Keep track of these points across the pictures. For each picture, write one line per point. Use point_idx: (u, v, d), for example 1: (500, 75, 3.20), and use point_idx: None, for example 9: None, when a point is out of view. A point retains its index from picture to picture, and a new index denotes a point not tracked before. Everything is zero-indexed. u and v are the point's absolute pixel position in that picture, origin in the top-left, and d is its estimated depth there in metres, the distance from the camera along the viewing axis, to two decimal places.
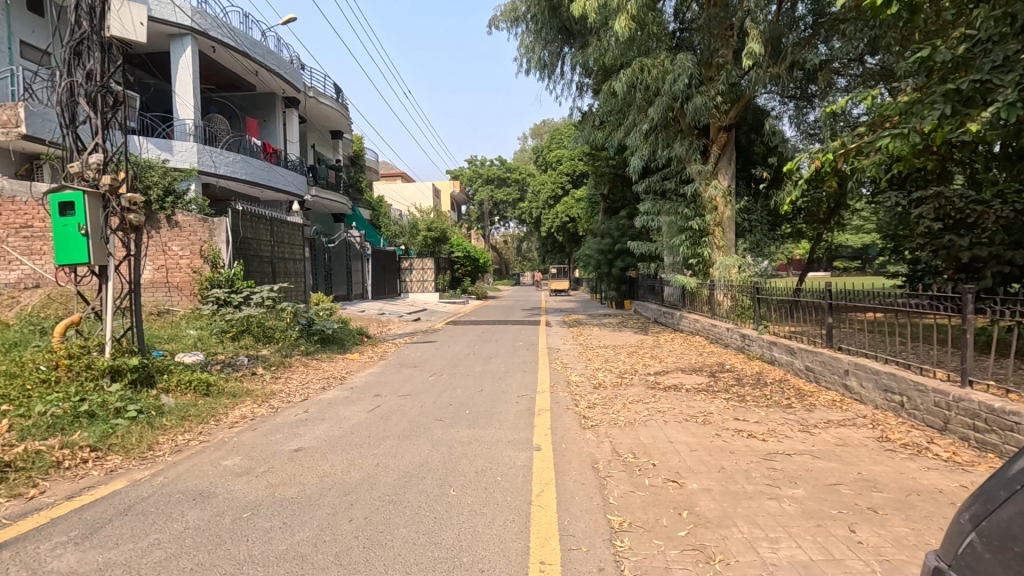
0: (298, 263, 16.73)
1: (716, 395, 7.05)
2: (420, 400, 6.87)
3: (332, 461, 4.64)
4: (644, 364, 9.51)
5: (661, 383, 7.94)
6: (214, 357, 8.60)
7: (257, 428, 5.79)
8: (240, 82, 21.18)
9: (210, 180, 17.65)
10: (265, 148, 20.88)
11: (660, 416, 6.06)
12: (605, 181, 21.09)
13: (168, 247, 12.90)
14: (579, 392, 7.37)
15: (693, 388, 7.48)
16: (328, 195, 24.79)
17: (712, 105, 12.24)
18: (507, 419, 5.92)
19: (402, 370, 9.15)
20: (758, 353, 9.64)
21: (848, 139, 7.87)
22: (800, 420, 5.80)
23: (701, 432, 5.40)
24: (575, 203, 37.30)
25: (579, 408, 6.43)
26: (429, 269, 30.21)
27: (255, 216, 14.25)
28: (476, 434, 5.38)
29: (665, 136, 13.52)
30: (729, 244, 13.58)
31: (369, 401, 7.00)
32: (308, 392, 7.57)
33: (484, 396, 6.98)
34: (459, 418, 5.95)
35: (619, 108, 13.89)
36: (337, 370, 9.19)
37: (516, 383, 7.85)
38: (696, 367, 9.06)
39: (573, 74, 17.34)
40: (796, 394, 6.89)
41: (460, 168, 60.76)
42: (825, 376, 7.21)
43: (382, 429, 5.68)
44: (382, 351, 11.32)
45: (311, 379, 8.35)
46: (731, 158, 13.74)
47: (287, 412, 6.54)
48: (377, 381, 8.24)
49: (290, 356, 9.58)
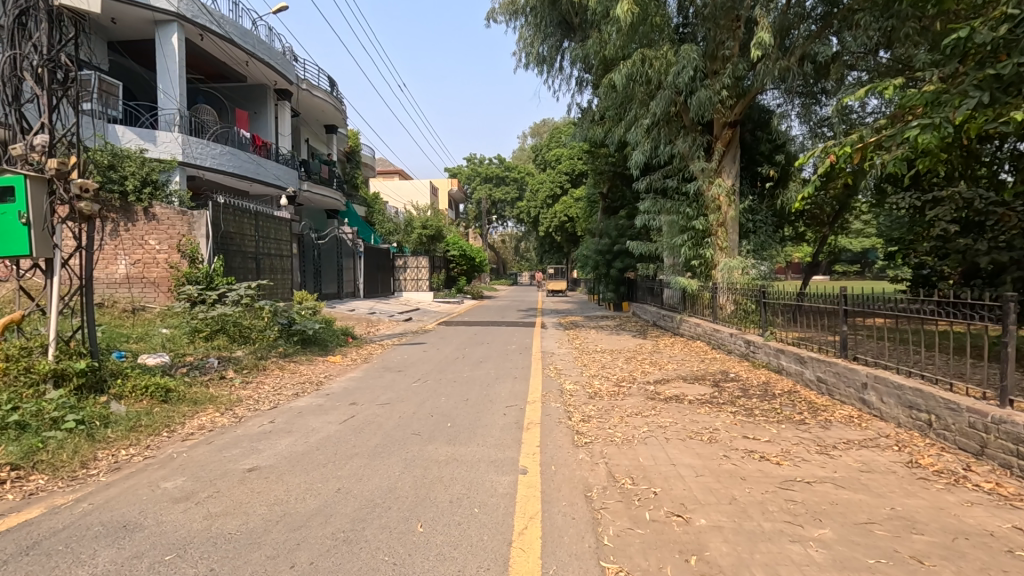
0: (285, 259, 16.14)
1: (722, 408, 6.48)
2: (399, 411, 6.28)
3: (286, 485, 4.06)
4: (643, 371, 8.94)
5: (661, 393, 7.37)
6: (182, 359, 8.01)
7: (213, 442, 5.21)
8: (230, 72, 20.58)
9: (194, 173, 17.05)
10: (255, 141, 20.27)
11: (662, 432, 5.49)
12: (605, 179, 20.52)
13: (145, 241, 12.32)
14: (573, 403, 6.80)
15: (696, 399, 6.91)
16: (322, 189, 24.13)
17: (717, 100, 11.70)
18: (491, 434, 5.33)
19: (385, 375, 8.58)
20: (764, 360, 9.08)
21: (866, 133, 7.33)
22: (816, 439, 5.23)
23: (707, 453, 4.83)
24: (574, 202, 36.70)
25: (572, 422, 5.87)
26: (423, 268, 29.60)
27: (238, 209, 13.67)
28: (455, 452, 4.81)
29: (668, 132, 12.97)
30: (732, 245, 13.04)
31: (344, 410, 6.41)
32: (279, 399, 6.97)
33: (469, 407, 6.41)
34: (438, 433, 5.37)
35: (620, 102, 13.31)
36: (316, 374, 8.60)
37: (504, 391, 7.28)
38: (698, 376, 8.48)
39: (573, 69, 16.80)
40: (808, 409, 6.33)
41: (458, 167, 60.19)
42: (839, 389, 6.65)
43: (351, 444, 5.10)
44: (366, 353, 10.72)
45: (286, 384, 7.75)
46: (736, 156, 13.19)
47: (252, 422, 5.95)
48: (357, 388, 7.65)
49: (266, 358, 8.96)
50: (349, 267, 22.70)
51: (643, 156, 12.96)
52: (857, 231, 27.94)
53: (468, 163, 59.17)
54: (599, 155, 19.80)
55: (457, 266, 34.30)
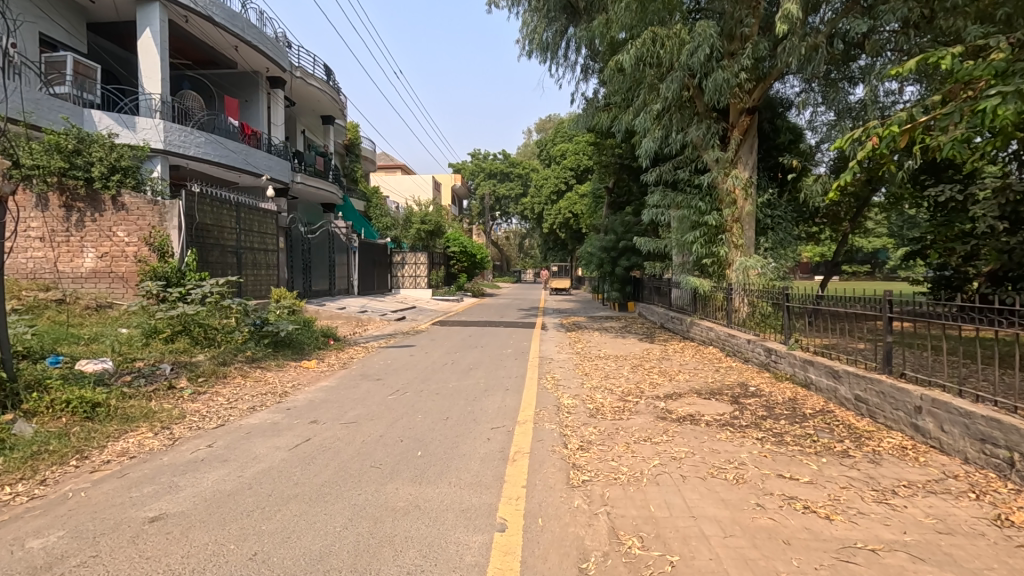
0: (270, 253, 15.22)
1: (747, 434, 5.45)
2: (364, 433, 5.30)
3: (187, 547, 3.09)
4: (652, 383, 7.92)
5: (673, 411, 6.36)
6: (129, 365, 7.08)
7: (126, 474, 4.24)
8: (219, 58, 19.65)
9: (178, 162, 16.13)
10: (244, 129, 19.31)
11: (677, 467, 4.50)
12: (611, 172, 19.48)
13: (113, 233, 11.40)
14: (571, 424, 5.79)
15: (714, 420, 5.92)
16: (316, 180, 23.15)
17: (735, 83, 10.64)
18: (468, 469, 4.35)
19: (361, 385, 7.61)
20: (787, 373, 8.03)
21: (916, 111, 6.34)
22: (867, 480, 4.24)
23: (735, 500, 3.84)
24: (579, 199, 35.61)
25: (568, 452, 4.88)
26: (422, 265, 28.75)
27: (216, 199, 12.77)
28: (419, 497, 3.82)
29: (679, 119, 11.93)
30: (748, 243, 12.11)
31: (300, 431, 5.43)
32: (230, 415, 5.99)
33: (450, 429, 5.42)
34: (405, 466, 4.39)
35: (628, 86, 12.28)
36: (284, 383, 7.63)
37: (493, 407, 6.30)
38: (714, 390, 7.47)
39: (578, 56, 15.81)
40: (849, 436, 5.34)
41: (462, 162, 59.19)
42: (885, 412, 5.63)
43: (294, 479, 4.12)
44: (346, 357, 9.75)
45: (244, 395, 6.79)
46: (753, 145, 12.14)
47: (186, 446, 4.97)
48: (324, 401, 6.67)
49: (228, 364, 7.98)
50: (342, 263, 21.81)
51: (653, 145, 11.89)
52: (872, 229, 26.82)
53: (472, 158, 58.17)
54: (606, 146, 18.73)
55: (458, 263, 33.32)
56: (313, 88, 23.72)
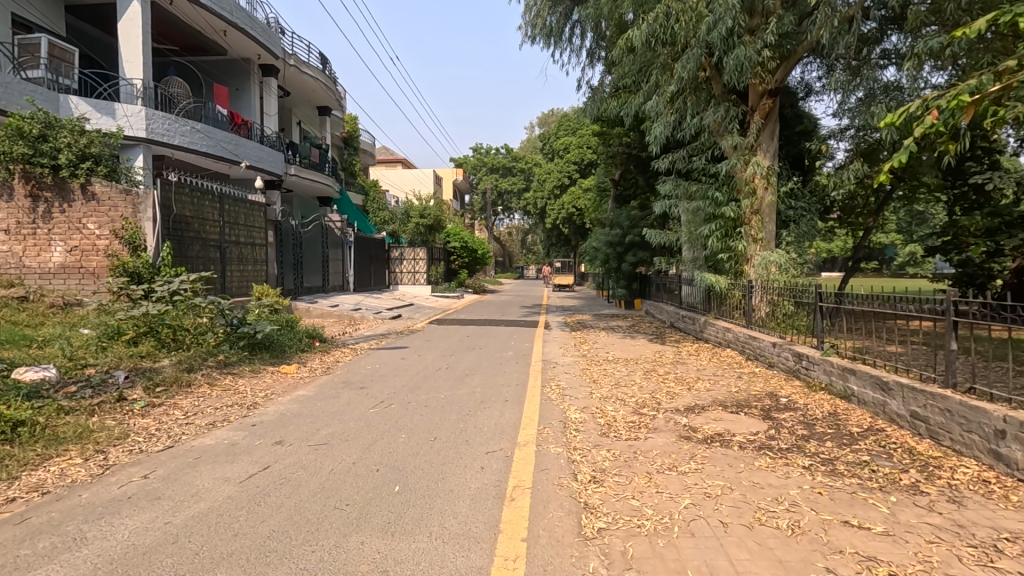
0: (257, 248, 14.38)
1: (791, 462, 4.57)
2: (334, 459, 4.45)
3: None
4: (668, 393, 7.04)
5: (697, 430, 5.47)
6: (75, 373, 6.22)
7: (26, 520, 3.37)
8: (207, 43, 18.75)
9: (162, 151, 15.30)
10: (233, 118, 18.42)
11: (716, 510, 3.64)
12: (618, 163, 18.55)
13: (83, 225, 10.55)
14: (580, 447, 4.92)
15: (748, 443, 5.04)
16: (311, 172, 22.25)
17: (757, 60, 9.69)
18: (455, 513, 3.50)
19: (342, 396, 6.74)
20: (821, 382, 7.11)
21: (988, 78, 5.38)
22: (958, 531, 3.36)
23: (797, 563, 2.97)
24: (583, 193, 34.72)
25: (578, 487, 4.01)
26: (421, 260, 27.89)
27: (197, 190, 11.94)
28: (387, 558, 2.95)
29: (695, 101, 11.02)
30: (767, 237, 11.19)
31: (259, 456, 4.56)
32: (183, 434, 5.12)
33: (437, 454, 4.56)
34: (377, 509, 3.54)
35: (639, 68, 11.37)
36: (256, 392, 6.76)
37: (491, 425, 5.43)
38: (741, 403, 6.60)
39: (584, 40, 14.89)
40: (915, 465, 4.45)
41: (463, 157, 58.16)
42: (953, 434, 4.75)
43: (235, 529, 3.26)
44: (331, 361, 8.89)
45: (206, 408, 5.92)
46: (775, 130, 11.20)
47: (116, 477, 4.11)
48: (296, 416, 5.80)
49: (194, 369, 7.12)
50: (336, 258, 20.96)
51: (666, 131, 10.98)
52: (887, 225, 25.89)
53: (474, 153, 57.18)
54: (613, 136, 17.79)
55: (458, 259, 32.34)
56: (306, 76, 22.73)
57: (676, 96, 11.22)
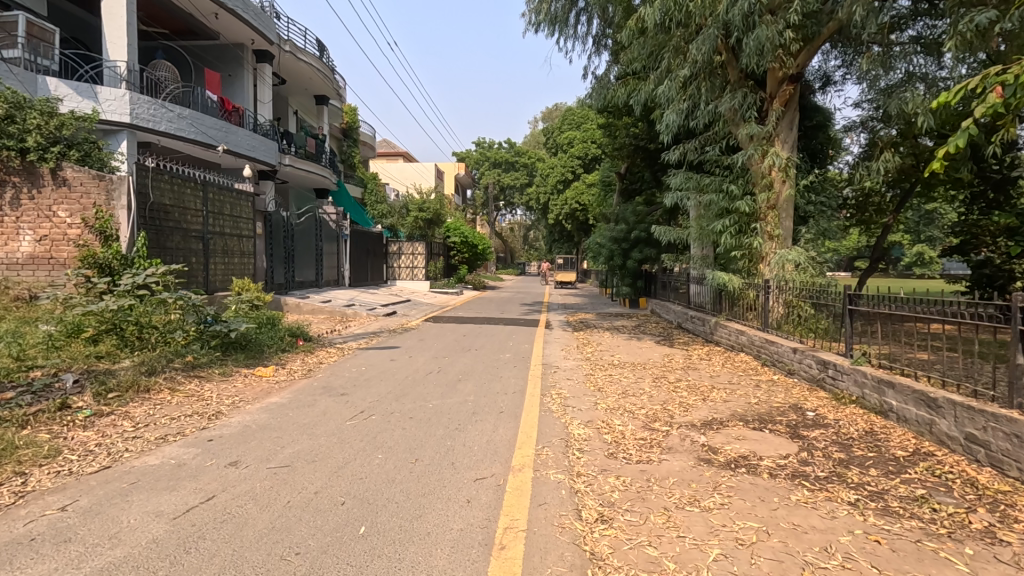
0: (244, 239, 13.70)
1: (833, 495, 3.87)
2: (293, 488, 3.74)
3: None
4: (682, 405, 6.34)
5: (718, 451, 4.76)
6: (17, 377, 5.53)
7: None
8: (198, 26, 18.00)
9: (148, 138, 14.62)
10: (224, 104, 17.69)
11: (754, 566, 2.94)
12: (624, 156, 17.78)
13: (52, 213, 9.83)
14: (583, 473, 4.22)
15: (779, 470, 4.33)
16: (306, 162, 21.52)
17: (780, 42, 8.94)
18: (430, 570, 2.80)
19: (318, 404, 6.05)
20: (851, 394, 6.39)
21: None
22: None
23: None
24: (587, 188, 34.00)
25: (583, 530, 3.31)
26: (419, 255, 27.06)
27: (176, 176, 11.28)
28: None
29: (710, 87, 10.27)
30: (784, 233, 10.44)
31: (207, 481, 3.86)
32: (126, 452, 4.42)
33: (416, 482, 3.86)
34: (334, 563, 2.84)
35: (650, 51, 10.64)
36: (223, 399, 6.07)
37: (481, 444, 4.72)
38: (765, 417, 5.90)
39: (591, 26, 14.13)
40: (983, 502, 3.74)
41: (466, 151, 57.38)
42: (1022, 464, 4.05)
43: None
44: (313, 363, 8.20)
45: (160, 419, 5.21)
46: (794, 120, 10.46)
47: (28, 509, 3.41)
48: (261, 429, 5.11)
49: (156, 373, 6.42)
50: (331, 252, 20.30)
51: (679, 118, 10.26)
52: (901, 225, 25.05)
53: (477, 147, 56.38)
54: (619, 127, 17.02)
55: (459, 254, 31.67)
56: (303, 63, 21.93)
57: (689, 81, 10.49)
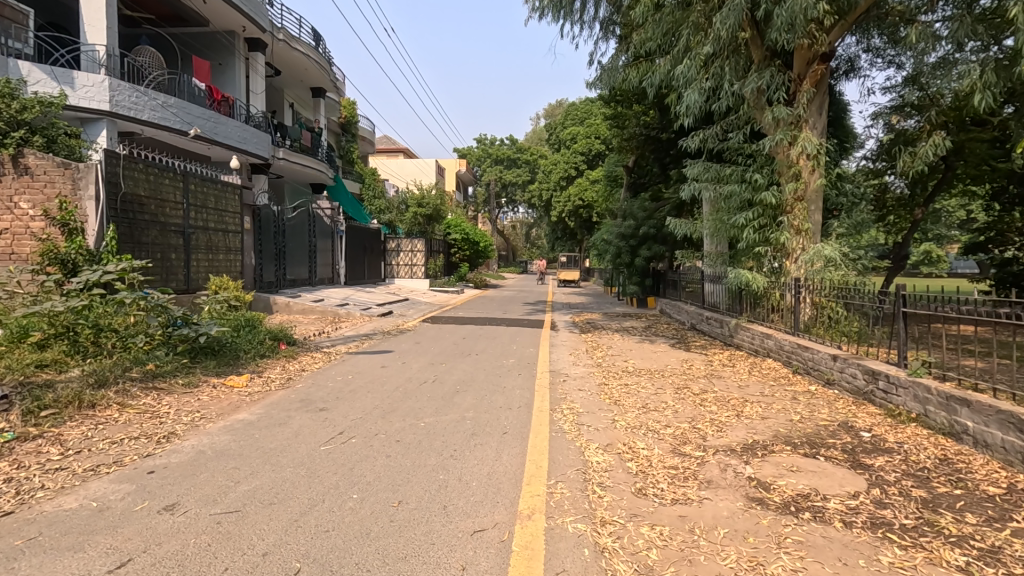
0: (229, 234, 12.83)
1: (936, 556, 3.00)
2: (235, 549, 2.87)
3: None
4: (714, 424, 5.46)
5: (770, 488, 3.89)
6: None
7: None
8: (186, 12, 17.11)
9: (129, 127, 13.79)
10: (213, 93, 16.82)
11: None
12: (633, 148, 16.88)
13: (14, 204, 8.97)
14: (608, 519, 3.36)
15: (855, 516, 3.45)
16: (302, 156, 20.64)
17: (814, 13, 8.06)
18: None
19: (292, 422, 5.19)
20: (910, 411, 5.51)
21: None
22: None
23: None
24: (590, 184, 33.05)
25: None
26: (419, 252, 26.19)
27: (153, 165, 10.42)
28: None
29: (732, 67, 9.40)
30: (813, 227, 9.57)
31: (128, 537, 2.99)
32: (39, 491, 3.55)
33: (397, 538, 3.00)
34: None
35: (666, 28, 9.75)
36: (181, 416, 5.21)
37: (481, 479, 3.86)
38: (814, 440, 5.01)
39: (599, 12, 13.19)
40: None
41: (467, 148, 56.45)
42: None
43: None
44: (293, 371, 7.34)
45: (95, 445, 4.34)
46: (825, 103, 9.59)
47: None
48: (218, 456, 4.26)
49: (105, 385, 5.55)
50: (325, 249, 19.45)
51: (699, 100, 9.36)
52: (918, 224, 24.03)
53: (479, 145, 55.48)
54: (628, 117, 16.12)
55: (459, 251, 30.72)
56: (298, 53, 21.00)
57: (710, 60, 9.62)
